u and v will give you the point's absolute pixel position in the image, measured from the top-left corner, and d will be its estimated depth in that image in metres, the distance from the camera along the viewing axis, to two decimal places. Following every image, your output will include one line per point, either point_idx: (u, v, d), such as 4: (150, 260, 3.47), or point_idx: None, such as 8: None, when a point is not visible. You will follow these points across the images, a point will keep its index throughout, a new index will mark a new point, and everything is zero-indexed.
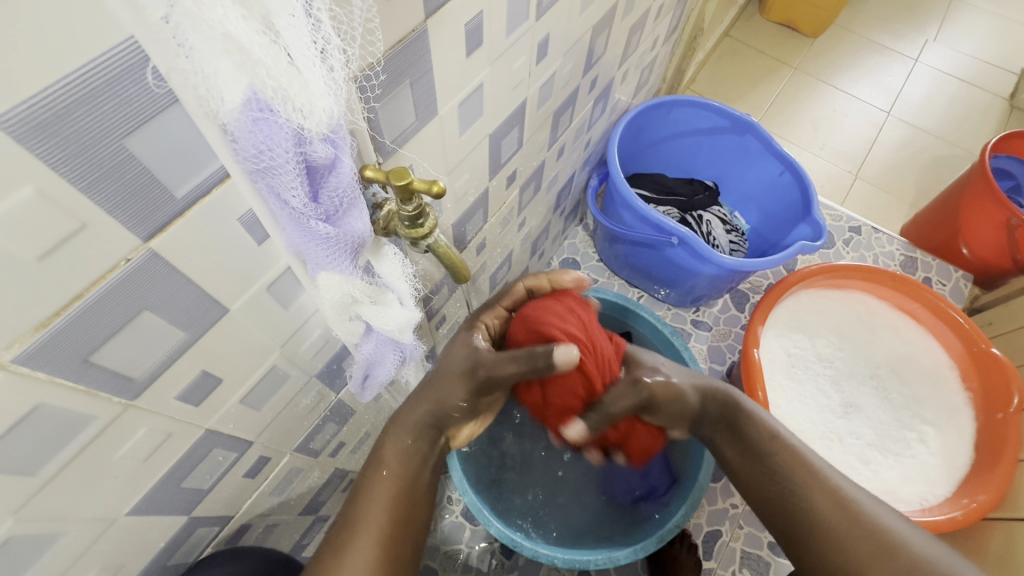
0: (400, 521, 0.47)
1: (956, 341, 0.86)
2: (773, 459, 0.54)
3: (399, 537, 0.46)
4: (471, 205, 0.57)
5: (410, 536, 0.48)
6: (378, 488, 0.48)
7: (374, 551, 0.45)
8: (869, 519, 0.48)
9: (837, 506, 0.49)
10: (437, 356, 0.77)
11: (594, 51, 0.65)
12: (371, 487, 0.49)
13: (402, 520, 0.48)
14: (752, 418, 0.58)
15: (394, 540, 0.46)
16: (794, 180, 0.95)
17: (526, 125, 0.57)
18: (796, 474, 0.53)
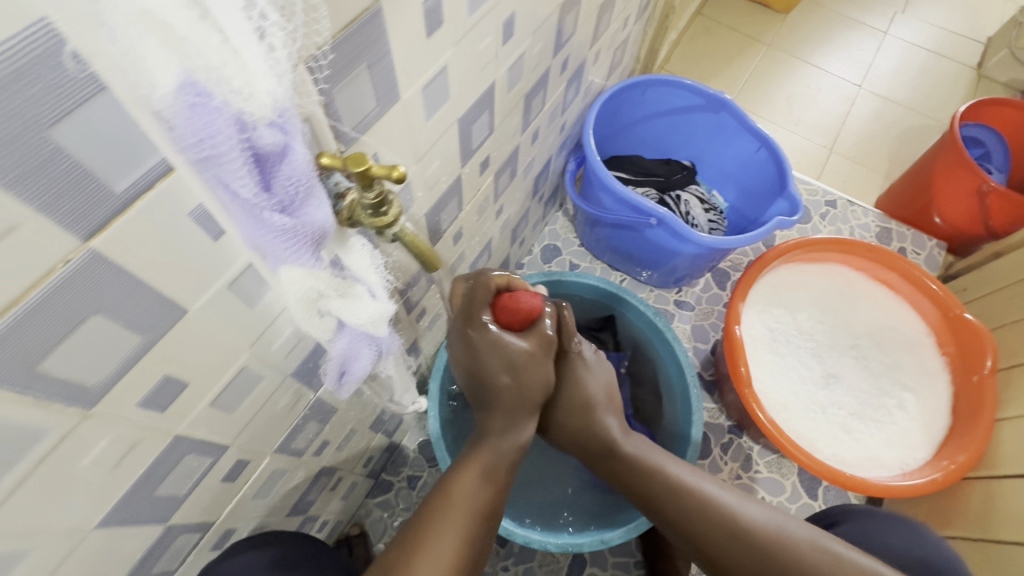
0: (482, 523, 0.49)
1: (931, 308, 0.88)
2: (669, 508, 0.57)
3: (479, 538, 0.49)
4: (444, 194, 0.56)
5: (483, 548, 0.49)
6: (459, 503, 0.49)
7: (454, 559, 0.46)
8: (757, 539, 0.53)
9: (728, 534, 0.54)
10: (420, 349, 0.77)
11: (563, 32, 0.64)
12: (452, 501, 0.49)
13: (479, 527, 0.49)
14: (634, 464, 0.59)
15: (474, 541, 0.48)
16: (769, 156, 0.95)
17: (496, 109, 0.56)
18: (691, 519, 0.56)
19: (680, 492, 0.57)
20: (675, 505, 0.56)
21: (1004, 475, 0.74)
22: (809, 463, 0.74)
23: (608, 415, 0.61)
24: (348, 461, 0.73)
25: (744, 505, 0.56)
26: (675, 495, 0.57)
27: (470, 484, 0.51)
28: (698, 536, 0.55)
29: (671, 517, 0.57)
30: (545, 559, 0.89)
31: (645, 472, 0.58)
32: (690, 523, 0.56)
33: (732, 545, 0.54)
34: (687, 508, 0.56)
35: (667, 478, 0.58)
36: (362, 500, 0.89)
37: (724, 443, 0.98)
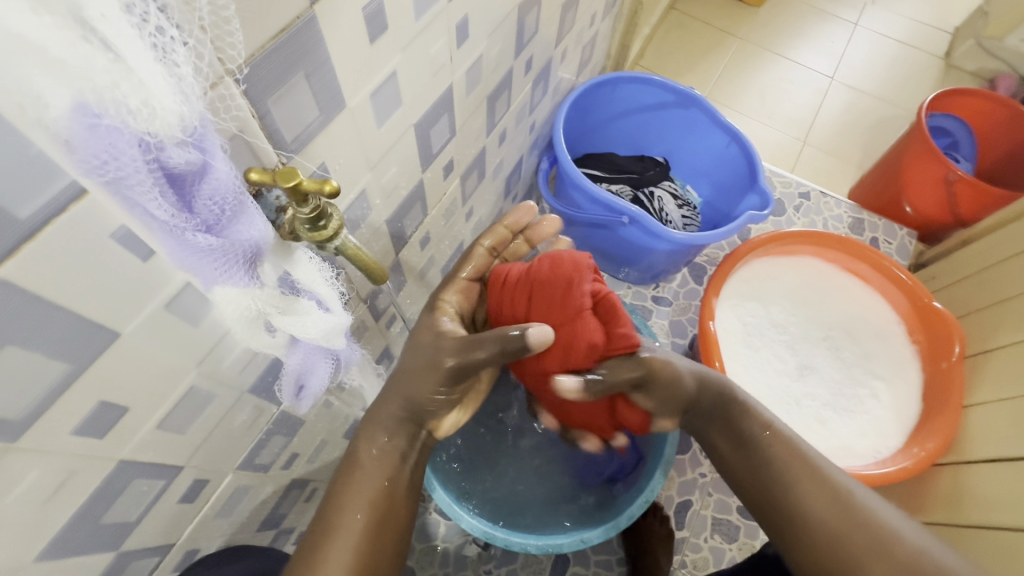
0: (374, 512, 0.47)
1: (902, 298, 0.89)
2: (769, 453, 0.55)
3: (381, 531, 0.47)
4: (405, 200, 0.55)
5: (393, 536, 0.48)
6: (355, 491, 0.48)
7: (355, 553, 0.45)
8: (858, 501, 0.50)
9: (828, 489, 0.51)
10: (392, 355, 0.76)
11: (524, 32, 0.63)
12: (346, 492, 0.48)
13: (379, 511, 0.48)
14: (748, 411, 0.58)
15: (373, 534, 0.46)
16: (740, 151, 0.96)
17: (455, 112, 0.55)
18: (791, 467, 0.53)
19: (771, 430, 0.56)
20: (761, 437, 0.56)
21: (972, 460, 0.75)
22: None
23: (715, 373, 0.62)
24: (322, 472, 0.72)
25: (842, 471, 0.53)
26: (764, 430, 0.57)
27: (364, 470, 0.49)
28: (793, 486, 0.52)
29: (751, 451, 0.56)
30: (528, 562, 0.89)
31: (743, 413, 0.58)
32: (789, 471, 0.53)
33: (828, 502, 0.50)
34: (772, 445, 0.55)
35: (763, 421, 0.57)
36: None
37: None
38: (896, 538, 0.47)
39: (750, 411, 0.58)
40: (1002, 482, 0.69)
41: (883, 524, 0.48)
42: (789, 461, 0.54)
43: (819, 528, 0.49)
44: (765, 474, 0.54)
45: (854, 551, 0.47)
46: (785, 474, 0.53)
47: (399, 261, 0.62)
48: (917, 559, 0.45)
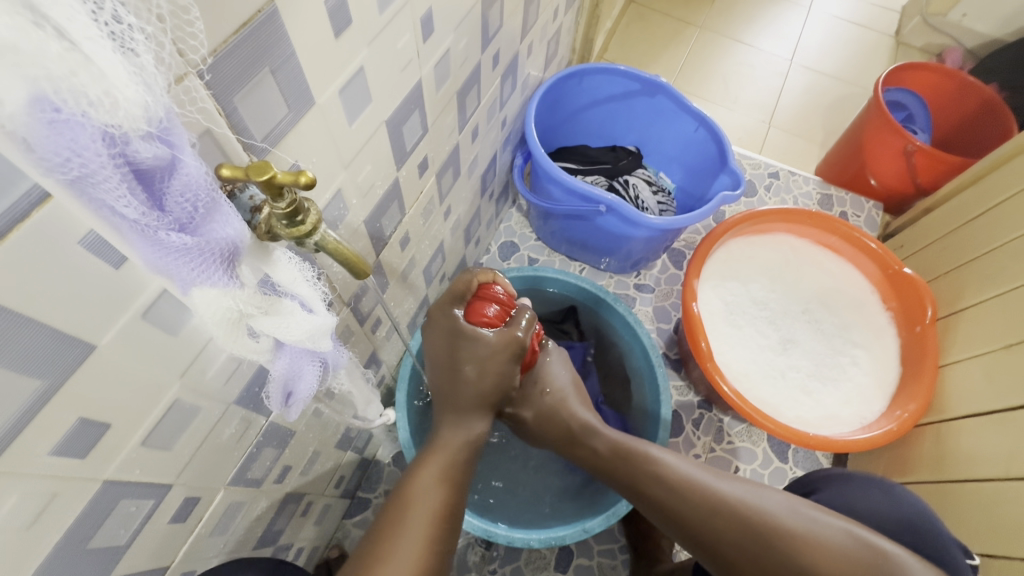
0: (441, 524, 0.50)
1: (873, 267, 0.92)
2: (647, 487, 0.61)
3: (438, 553, 0.48)
4: (382, 200, 0.54)
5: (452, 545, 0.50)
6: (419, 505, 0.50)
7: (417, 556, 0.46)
8: (740, 515, 0.56)
9: (713, 512, 0.57)
10: (380, 360, 0.76)
11: (488, 27, 0.63)
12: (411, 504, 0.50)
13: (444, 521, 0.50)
14: (618, 448, 0.65)
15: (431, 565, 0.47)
16: (708, 135, 0.97)
17: (426, 109, 0.55)
18: (670, 499, 0.59)
19: (651, 461, 0.63)
20: (647, 480, 0.62)
21: (952, 417, 0.77)
22: (774, 429, 0.75)
23: (579, 405, 0.70)
24: (317, 484, 0.71)
25: (712, 477, 0.60)
26: (645, 471, 0.62)
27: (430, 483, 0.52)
28: (682, 515, 0.59)
29: (643, 493, 0.62)
30: (532, 558, 0.89)
31: (622, 451, 0.65)
32: (672, 501, 0.59)
33: (713, 523, 0.57)
34: (656, 481, 0.61)
35: (643, 454, 0.63)
36: (340, 521, 0.87)
37: (696, 418, 1.00)
38: (781, 537, 0.54)
39: (625, 453, 0.64)
40: (983, 437, 0.71)
41: (771, 521, 0.55)
42: (677, 494, 0.59)
43: (725, 549, 0.56)
44: (668, 519, 0.60)
45: (762, 558, 0.54)
46: (679, 505, 0.59)
47: (380, 263, 0.61)
48: (807, 547, 0.53)
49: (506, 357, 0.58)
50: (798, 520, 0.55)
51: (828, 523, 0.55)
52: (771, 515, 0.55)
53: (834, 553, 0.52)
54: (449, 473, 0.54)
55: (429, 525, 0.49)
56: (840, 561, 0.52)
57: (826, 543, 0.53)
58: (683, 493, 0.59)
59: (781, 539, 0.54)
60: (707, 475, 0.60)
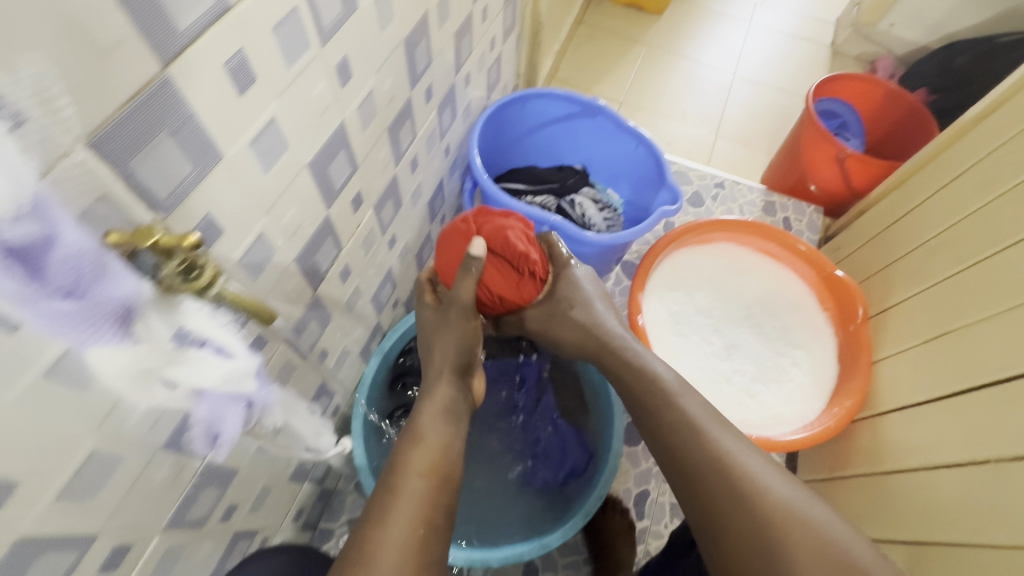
0: (430, 480, 0.60)
1: (809, 271, 0.97)
2: (662, 415, 0.65)
3: (434, 508, 0.58)
4: (313, 237, 0.56)
5: (447, 500, 0.60)
6: (404, 489, 0.58)
7: (416, 511, 0.56)
8: (738, 471, 0.57)
9: (715, 458, 0.59)
10: (331, 390, 0.77)
11: (417, 65, 0.66)
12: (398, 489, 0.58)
13: (437, 480, 0.60)
14: (642, 376, 0.70)
15: (431, 518, 0.57)
16: (647, 152, 1.02)
17: (354, 147, 0.57)
18: (682, 432, 0.62)
19: (674, 401, 0.65)
20: (665, 412, 0.65)
21: (884, 410, 0.81)
22: None
23: (613, 320, 0.78)
24: (271, 517, 0.71)
25: (722, 435, 0.61)
26: (668, 404, 0.65)
27: (422, 461, 0.61)
28: (686, 458, 0.60)
29: (654, 427, 0.65)
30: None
31: (651, 387, 0.68)
32: (681, 440, 0.62)
33: (711, 474, 0.58)
34: (671, 420, 0.64)
35: (668, 396, 0.66)
36: None
37: None
38: (769, 502, 0.54)
39: (655, 387, 0.68)
40: (911, 430, 0.75)
41: (751, 484, 0.56)
42: (686, 432, 0.62)
43: (709, 500, 0.57)
44: (670, 457, 0.62)
45: (726, 513, 0.55)
46: (681, 447, 0.61)
47: (319, 297, 0.62)
48: (768, 519, 0.53)
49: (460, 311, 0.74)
50: (775, 491, 0.55)
51: (808, 508, 0.54)
52: (754, 479, 0.56)
53: (805, 531, 0.52)
54: (431, 461, 0.61)
55: (423, 481, 0.59)
56: (790, 537, 0.52)
57: (806, 521, 0.53)
58: (690, 437, 0.61)
59: (751, 500, 0.55)
60: (720, 427, 0.62)
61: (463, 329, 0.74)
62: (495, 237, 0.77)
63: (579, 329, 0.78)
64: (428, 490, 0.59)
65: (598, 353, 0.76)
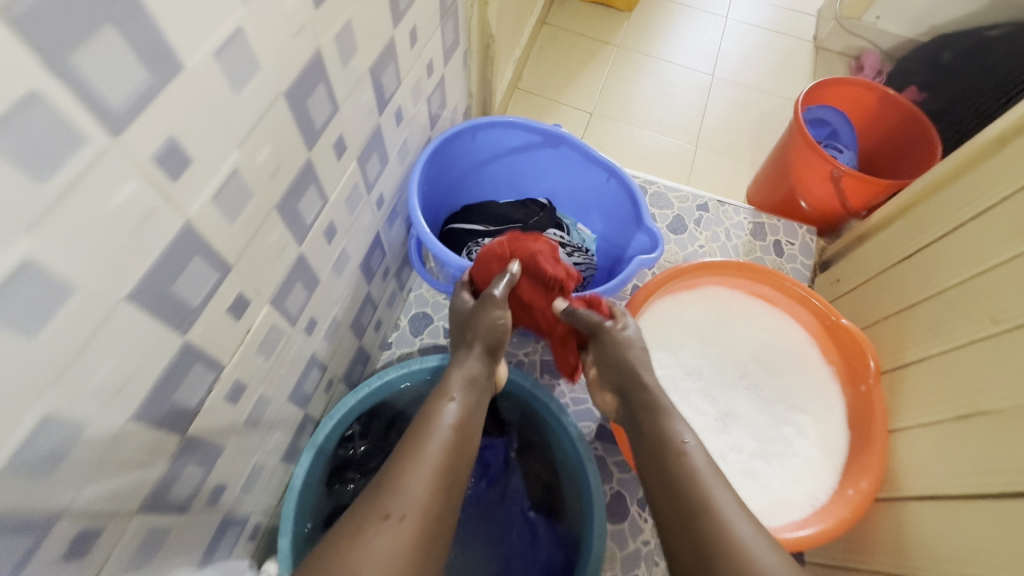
0: (460, 432, 0.60)
1: (810, 318, 0.84)
2: (669, 463, 0.58)
3: (453, 464, 0.57)
4: (163, 378, 0.41)
5: (463, 466, 0.58)
6: (437, 435, 0.58)
7: (443, 453, 0.56)
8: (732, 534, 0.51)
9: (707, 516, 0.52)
10: (240, 517, 0.62)
11: (314, 119, 0.50)
12: (429, 433, 0.58)
13: (464, 432, 0.61)
14: (656, 415, 0.63)
15: (451, 467, 0.56)
16: (621, 186, 0.88)
17: (219, 247, 0.42)
18: (683, 489, 0.55)
19: (681, 454, 0.59)
20: (665, 463, 0.59)
21: (910, 496, 0.69)
22: None
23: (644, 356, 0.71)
24: None
25: (722, 495, 0.54)
26: (670, 453, 0.59)
27: (454, 412, 0.62)
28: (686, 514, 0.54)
29: (657, 480, 0.58)
30: None
31: (660, 435, 0.61)
32: (684, 494, 0.55)
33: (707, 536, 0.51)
34: (671, 469, 0.58)
35: (677, 449, 0.59)
36: None
37: (641, 497, 0.91)
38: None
39: (661, 433, 0.62)
40: (944, 525, 0.62)
41: (743, 549, 0.49)
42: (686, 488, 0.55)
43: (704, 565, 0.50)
44: (669, 513, 0.55)
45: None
46: (680, 504, 0.55)
47: (193, 436, 0.47)
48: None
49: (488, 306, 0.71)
50: (764, 557, 0.49)
51: None
52: (745, 545, 0.50)
53: None
54: (461, 420, 0.61)
55: (452, 428, 0.60)
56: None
57: None
58: (689, 485, 0.55)
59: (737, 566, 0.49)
60: (721, 485, 0.55)
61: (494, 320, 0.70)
62: (527, 260, 0.74)
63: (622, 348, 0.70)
64: (451, 457, 0.57)
65: (623, 373, 0.69)
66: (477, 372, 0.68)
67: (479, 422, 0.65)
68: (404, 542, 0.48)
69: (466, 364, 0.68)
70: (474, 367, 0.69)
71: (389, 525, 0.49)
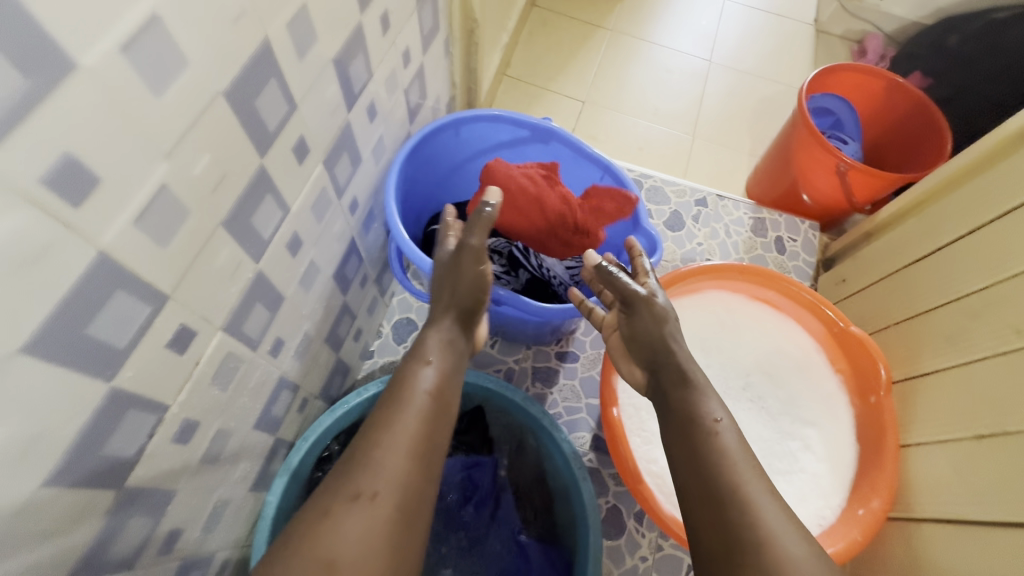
0: (435, 400, 0.55)
1: (817, 324, 0.80)
2: (699, 443, 0.53)
3: (428, 437, 0.51)
4: (84, 432, 0.35)
5: (441, 439, 0.53)
6: (412, 406, 0.53)
7: (419, 427, 0.51)
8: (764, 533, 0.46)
9: (739, 510, 0.48)
10: (200, 557, 0.57)
11: (265, 119, 0.44)
12: (404, 405, 0.53)
13: (439, 403, 0.55)
14: (684, 388, 0.58)
15: (427, 446, 0.51)
16: (616, 184, 0.81)
17: (148, 277, 0.36)
18: (715, 474, 0.51)
19: (713, 431, 0.54)
20: (696, 442, 0.54)
21: (923, 517, 0.65)
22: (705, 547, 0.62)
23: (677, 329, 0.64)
24: None
25: (755, 484, 0.50)
26: (701, 432, 0.54)
27: (432, 380, 0.56)
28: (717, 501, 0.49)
29: (682, 456, 0.54)
30: None
31: (690, 409, 0.56)
32: (715, 480, 0.50)
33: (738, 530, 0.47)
34: (701, 450, 0.53)
35: (708, 427, 0.54)
36: None
37: (638, 511, 0.87)
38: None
39: (692, 407, 0.56)
40: (962, 550, 0.59)
41: (769, 540, 0.46)
42: (719, 473, 0.51)
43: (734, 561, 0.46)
44: (698, 496, 0.51)
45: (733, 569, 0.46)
46: (708, 485, 0.51)
47: (133, 486, 0.42)
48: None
49: (470, 253, 0.64)
50: (792, 550, 0.45)
51: None
52: (772, 536, 0.46)
53: None
54: (438, 390, 0.56)
55: (428, 399, 0.54)
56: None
57: None
58: (720, 471, 0.51)
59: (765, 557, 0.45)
60: (754, 473, 0.51)
61: (475, 278, 0.63)
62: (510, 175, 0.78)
63: (649, 322, 0.63)
64: (428, 426, 0.52)
65: (648, 345, 0.63)
66: (455, 335, 0.62)
67: (459, 387, 0.59)
68: (378, 523, 0.44)
69: (442, 326, 0.62)
70: (449, 331, 0.62)
71: (360, 505, 0.45)
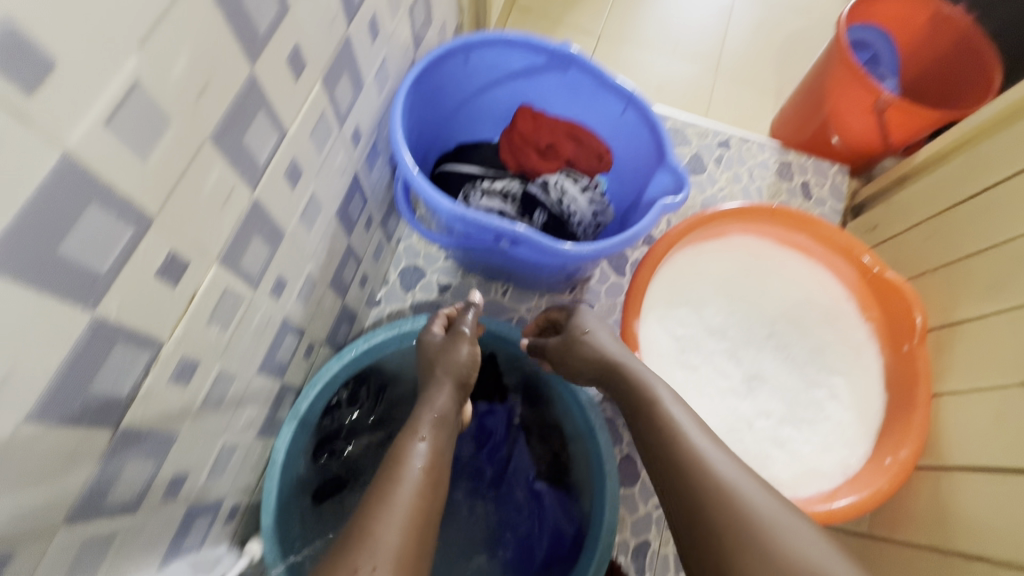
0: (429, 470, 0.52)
1: (849, 269, 0.75)
2: (649, 429, 0.54)
3: (427, 513, 0.48)
4: (70, 364, 0.31)
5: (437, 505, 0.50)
6: (405, 481, 0.50)
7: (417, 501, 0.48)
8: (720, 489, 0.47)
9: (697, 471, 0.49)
10: (209, 502, 0.55)
11: (254, 20, 0.38)
12: (397, 481, 0.50)
13: (436, 474, 0.52)
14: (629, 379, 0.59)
15: (426, 518, 0.48)
16: (639, 117, 0.75)
17: (129, 194, 0.31)
18: (665, 449, 0.52)
19: (656, 413, 0.55)
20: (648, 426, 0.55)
21: (956, 466, 0.63)
22: None
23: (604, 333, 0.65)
24: None
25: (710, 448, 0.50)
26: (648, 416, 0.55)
27: (424, 449, 0.54)
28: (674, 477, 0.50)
29: (644, 445, 0.55)
30: None
31: (638, 401, 0.57)
32: (671, 454, 0.51)
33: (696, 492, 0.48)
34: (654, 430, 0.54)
35: (656, 410, 0.55)
36: None
37: None
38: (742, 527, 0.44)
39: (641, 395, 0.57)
40: (992, 501, 0.57)
41: (725, 491, 0.46)
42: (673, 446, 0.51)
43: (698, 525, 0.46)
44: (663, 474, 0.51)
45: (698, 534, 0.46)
46: (665, 461, 0.51)
47: (130, 427, 0.39)
48: (738, 536, 0.44)
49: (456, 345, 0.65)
50: (756, 498, 0.46)
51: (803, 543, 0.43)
52: (727, 487, 0.47)
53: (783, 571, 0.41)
54: (433, 465, 0.53)
55: (423, 471, 0.51)
56: (770, 557, 0.42)
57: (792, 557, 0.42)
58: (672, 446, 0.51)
59: (723, 509, 0.45)
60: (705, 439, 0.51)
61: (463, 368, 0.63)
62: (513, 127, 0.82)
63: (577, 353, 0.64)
64: (426, 499, 0.49)
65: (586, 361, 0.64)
66: (448, 411, 0.60)
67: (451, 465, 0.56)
68: None
69: (436, 403, 0.60)
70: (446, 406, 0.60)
71: None
